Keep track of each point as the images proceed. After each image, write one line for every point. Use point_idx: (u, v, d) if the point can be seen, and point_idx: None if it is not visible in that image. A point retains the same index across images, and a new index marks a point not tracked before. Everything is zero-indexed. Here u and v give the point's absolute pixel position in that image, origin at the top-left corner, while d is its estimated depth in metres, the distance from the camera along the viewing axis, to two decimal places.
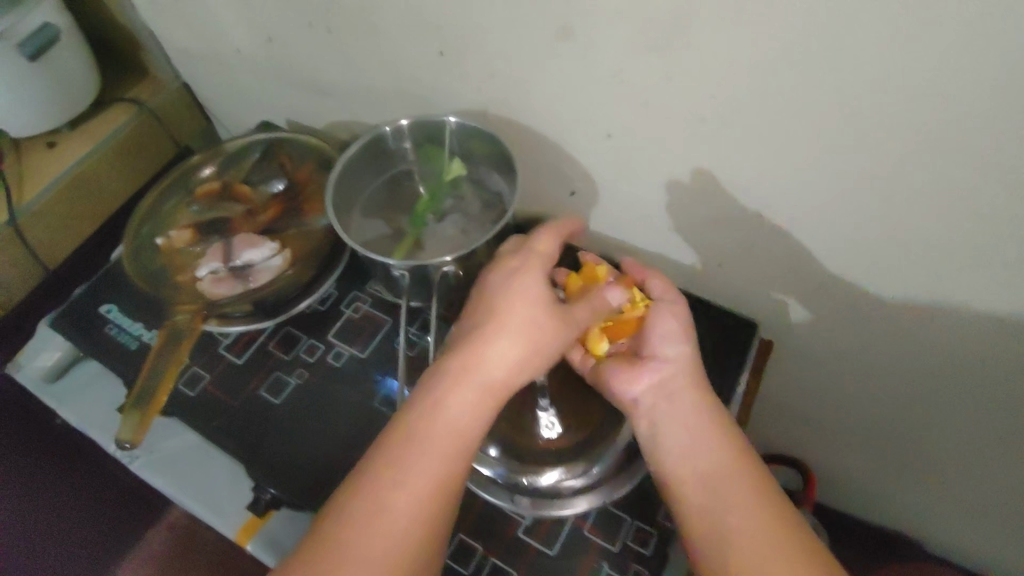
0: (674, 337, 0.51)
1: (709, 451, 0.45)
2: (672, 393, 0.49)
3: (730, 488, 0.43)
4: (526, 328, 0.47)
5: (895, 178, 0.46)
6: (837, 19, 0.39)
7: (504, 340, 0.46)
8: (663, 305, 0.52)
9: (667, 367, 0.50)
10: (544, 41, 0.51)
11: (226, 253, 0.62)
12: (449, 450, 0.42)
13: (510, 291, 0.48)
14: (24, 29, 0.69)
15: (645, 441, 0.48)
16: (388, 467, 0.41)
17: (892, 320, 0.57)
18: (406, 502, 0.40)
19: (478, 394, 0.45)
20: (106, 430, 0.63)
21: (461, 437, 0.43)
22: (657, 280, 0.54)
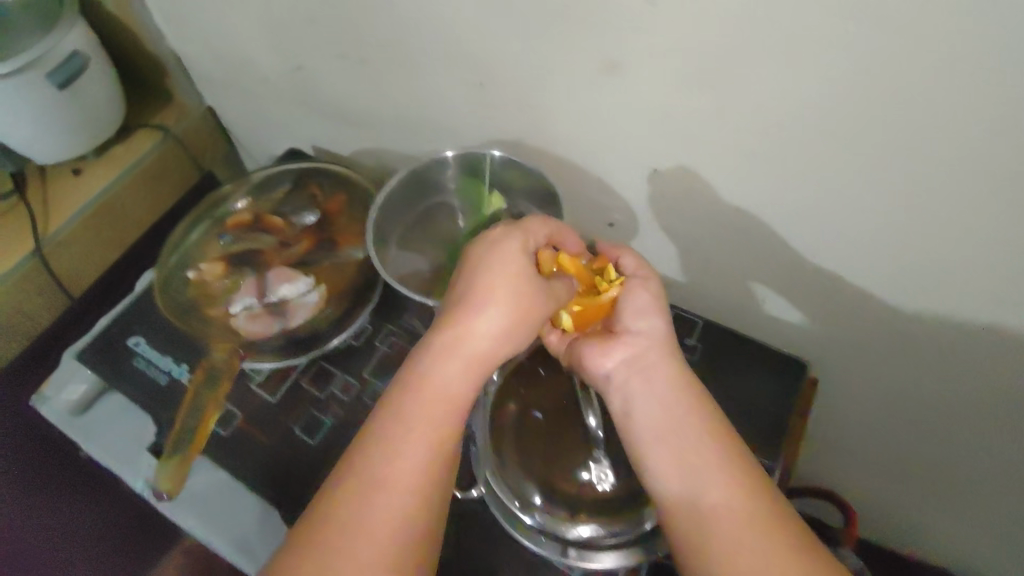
0: (647, 316, 0.50)
1: (687, 426, 0.46)
2: (648, 367, 0.49)
3: (711, 464, 0.44)
4: (507, 303, 0.46)
5: (959, 219, 0.44)
6: (912, 62, 0.37)
7: (485, 316, 0.46)
8: (635, 279, 0.50)
9: (641, 342, 0.49)
10: (592, 75, 0.50)
11: (260, 287, 0.63)
12: (438, 427, 0.43)
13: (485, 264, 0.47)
14: (54, 61, 0.68)
15: (618, 416, 0.49)
16: (379, 448, 0.42)
17: (945, 357, 0.55)
18: (399, 483, 0.41)
19: (463, 369, 0.45)
20: (131, 468, 0.61)
21: (447, 412, 0.44)
22: (630, 256, 0.52)
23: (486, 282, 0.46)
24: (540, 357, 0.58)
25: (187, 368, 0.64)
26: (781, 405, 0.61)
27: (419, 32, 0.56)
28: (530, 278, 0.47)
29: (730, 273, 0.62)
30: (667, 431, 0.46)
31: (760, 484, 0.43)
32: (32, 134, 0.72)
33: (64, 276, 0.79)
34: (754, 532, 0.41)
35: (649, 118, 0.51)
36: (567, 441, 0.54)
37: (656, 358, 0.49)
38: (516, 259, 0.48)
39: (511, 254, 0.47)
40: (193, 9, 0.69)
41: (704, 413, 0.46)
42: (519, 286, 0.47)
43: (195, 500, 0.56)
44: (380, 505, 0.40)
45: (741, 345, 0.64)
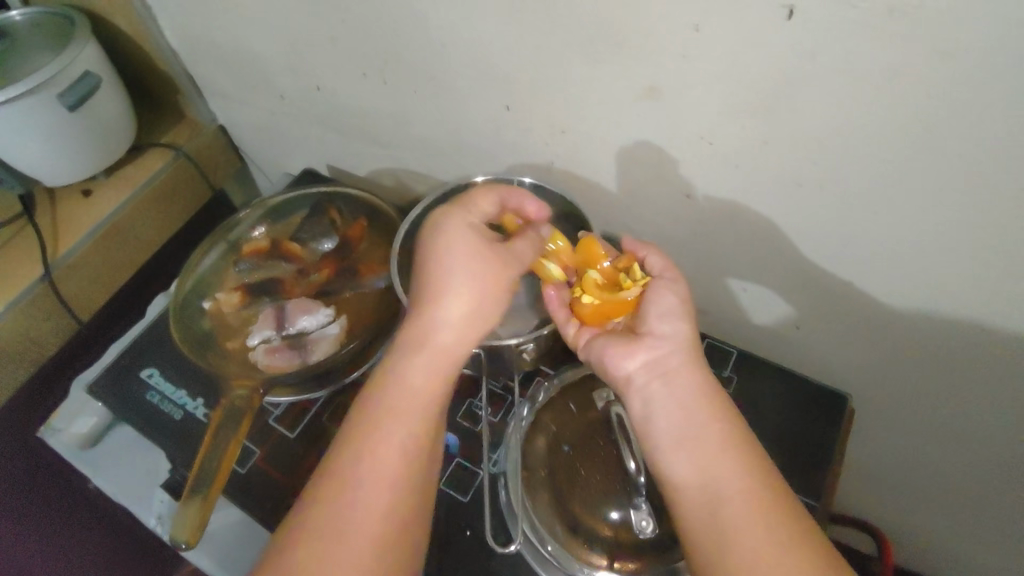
0: (673, 315, 0.48)
1: (700, 428, 0.44)
2: (670, 371, 0.46)
3: (723, 468, 0.42)
4: (470, 288, 0.47)
5: (1014, 250, 0.43)
6: (977, 90, 0.36)
7: (450, 304, 0.47)
8: (661, 281, 0.49)
9: (664, 345, 0.47)
10: (629, 100, 0.48)
11: (279, 319, 0.61)
12: (413, 419, 0.44)
13: (440, 249, 0.48)
14: (66, 80, 0.66)
15: (638, 421, 0.47)
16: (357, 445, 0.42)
17: (990, 389, 0.53)
18: (378, 476, 0.42)
19: (434, 360, 0.46)
20: (143, 505, 0.58)
21: (420, 405, 0.45)
22: (655, 255, 0.51)
23: (446, 269, 0.47)
24: (572, 393, 0.56)
25: (202, 402, 0.62)
26: (824, 436, 0.59)
27: (446, 54, 0.54)
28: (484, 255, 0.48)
29: (766, 299, 0.60)
30: (679, 433, 0.44)
31: (776, 490, 0.42)
32: (43, 155, 0.70)
33: (74, 300, 0.77)
34: (772, 542, 0.39)
35: (688, 144, 0.49)
36: (604, 480, 0.50)
37: (679, 363, 0.47)
38: (471, 241, 0.48)
39: (469, 237, 0.48)
40: (209, 28, 0.68)
41: (718, 415, 0.45)
42: (478, 269, 0.48)
43: (208, 541, 0.54)
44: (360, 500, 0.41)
45: (780, 374, 0.63)
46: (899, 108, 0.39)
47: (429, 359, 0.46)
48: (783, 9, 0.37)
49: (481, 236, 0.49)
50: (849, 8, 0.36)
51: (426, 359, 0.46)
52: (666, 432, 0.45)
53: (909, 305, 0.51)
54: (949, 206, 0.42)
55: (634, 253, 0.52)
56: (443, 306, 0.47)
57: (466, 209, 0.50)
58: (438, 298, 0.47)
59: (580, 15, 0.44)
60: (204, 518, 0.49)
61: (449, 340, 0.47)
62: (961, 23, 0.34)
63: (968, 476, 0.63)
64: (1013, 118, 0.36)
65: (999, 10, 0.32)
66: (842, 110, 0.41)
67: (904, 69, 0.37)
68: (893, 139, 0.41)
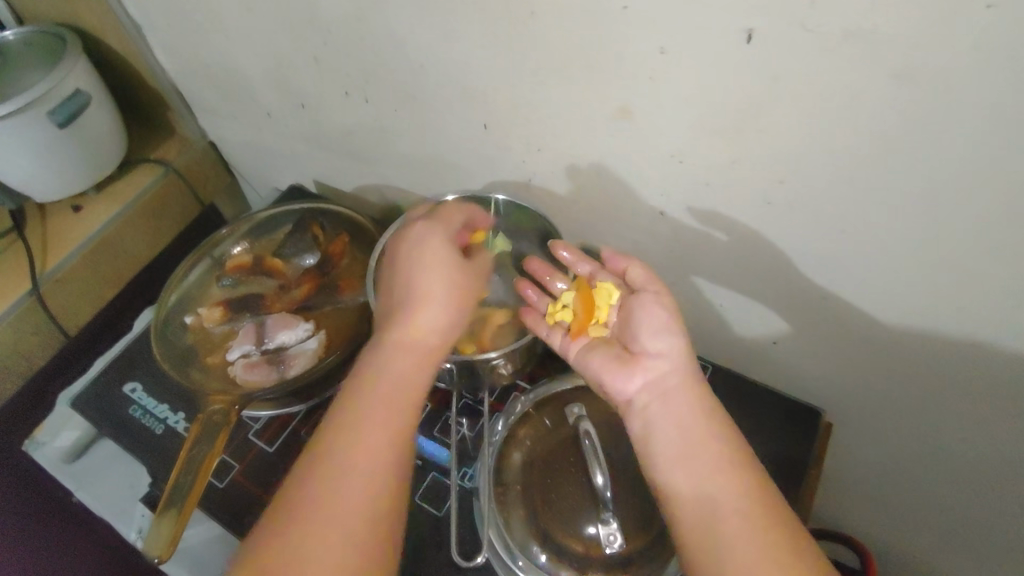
0: (664, 331, 0.50)
1: (697, 447, 0.45)
2: (667, 390, 0.48)
3: (717, 483, 0.43)
4: (444, 289, 0.51)
5: (978, 269, 0.43)
6: (930, 117, 0.37)
7: (429, 305, 0.50)
8: (648, 296, 0.51)
9: (660, 364, 0.49)
10: (601, 120, 0.49)
11: (259, 334, 0.62)
12: (393, 406, 0.45)
13: (418, 258, 0.52)
14: (55, 98, 0.67)
15: (637, 441, 0.48)
16: (341, 419, 0.44)
17: (965, 406, 0.53)
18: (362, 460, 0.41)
19: (413, 353, 0.48)
20: (123, 519, 0.59)
21: (403, 395, 0.46)
22: (637, 268, 0.52)
23: (419, 274, 0.51)
24: (547, 408, 0.56)
25: (183, 416, 0.63)
26: (797, 457, 0.60)
27: (425, 74, 0.55)
28: (455, 266, 0.53)
29: (746, 314, 0.60)
30: (676, 447, 0.45)
31: (773, 503, 0.42)
32: (33, 171, 0.71)
33: (63, 315, 0.78)
34: (771, 557, 0.39)
35: (659, 162, 0.50)
36: (576, 492, 0.51)
37: (676, 381, 0.48)
38: (443, 252, 0.53)
39: (441, 242, 0.53)
40: (196, 47, 0.69)
41: (712, 432, 0.45)
42: (446, 276, 0.52)
43: (185, 554, 0.54)
44: (345, 478, 0.41)
45: (757, 392, 0.64)
46: (857, 128, 0.40)
47: (408, 353, 0.48)
48: (743, 33, 0.38)
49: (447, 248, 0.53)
50: (809, 33, 0.36)
51: (408, 350, 0.48)
52: (665, 442, 0.46)
53: (880, 319, 0.51)
54: (912, 223, 0.43)
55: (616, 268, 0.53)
56: (421, 305, 0.50)
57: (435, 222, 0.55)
58: (417, 299, 0.50)
59: (552, 38, 0.45)
60: (178, 532, 0.49)
61: (424, 337, 0.49)
62: (913, 50, 0.35)
63: (947, 495, 0.62)
64: (975, 133, 0.36)
65: (949, 36, 0.33)
66: (803, 130, 0.41)
67: (862, 92, 0.38)
68: (854, 159, 0.41)
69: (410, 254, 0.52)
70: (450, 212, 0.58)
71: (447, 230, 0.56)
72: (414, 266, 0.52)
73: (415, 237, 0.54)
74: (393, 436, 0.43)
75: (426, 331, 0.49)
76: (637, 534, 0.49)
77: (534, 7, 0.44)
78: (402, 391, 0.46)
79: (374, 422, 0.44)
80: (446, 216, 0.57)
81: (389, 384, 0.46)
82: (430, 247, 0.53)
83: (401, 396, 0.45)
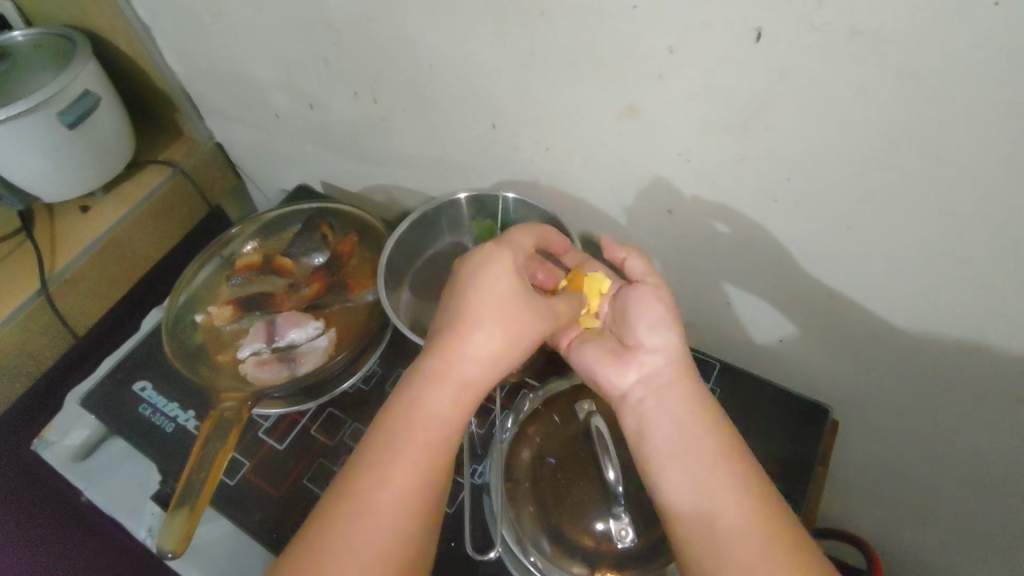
0: (662, 327, 0.50)
1: (694, 442, 0.45)
2: (664, 386, 0.48)
3: (714, 480, 0.43)
4: (501, 323, 0.47)
5: (981, 266, 0.44)
6: (937, 114, 0.37)
7: (483, 340, 0.46)
8: (646, 288, 0.51)
9: (655, 358, 0.50)
10: (609, 119, 0.50)
11: (269, 332, 0.62)
12: (427, 450, 0.43)
13: (481, 283, 0.48)
14: (65, 99, 0.67)
15: (634, 435, 0.48)
16: (373, 457, 0.42)
17: (970, 404, 0.53)
18: (389, 505, 0.41)
19: (455, 391, 0.45)
20: (133, 517, 0.59)
21: (439, 435, 0.44)
22: (636, 259, 0.53)
23: (479, 301, 0.47)
24: (556, 405, 0.57)
25: (194, 414, 0.63)
26: (803, 454, 0.60)
27: (434, 74, 0.55)
28: (523, 299, 0.48)
29: (752, 311, 0.60)
30: (674, 444, 0.46)
31: (770, 500, 0.43)
32: (42, 172, 0.71)
33: (72, 315, 0.79)
34: (767, 554, 0.39)
35: (666, 161, 0.50)
36: (587, 487, 0.51)
37: (672, 377, 0.49)
38: (508, 283, 0.48)
39: (503, 267, 0.49)
40: (205, 49, 0.69)
41: (708, 428, 0.46)
42: (508, 306, 0.47)
43: (195, 552, 0.55)
44: (372, 523, 0.40)
45: (762, 389, 0.65)
46: (864, 126, 0.40)
47: (450, 390, 0.45)
48: (752, 31, 0.39)
49: (515, 274, 0.49)
50: (816, 30, 0.37)
51: (452, 386, 0.45)
52: (661, 438, 0.46)
53: (886, 316, 0.52)
54: (919, 220, 0.44)
55: (614, 258, 0.53)
56: (472, 340, 0.46)
57: (506, 241, 0.51)
58: (468, 327, 0.46)
59: (561, 37, 0.46)
60: (191, 527, 0.49)
61: (469, 375, 0.46)
62: (919, 49, 0.35)
63: (953, 494, 0.62)
64: (979, 131, 0.37)
65: (955, 34, 0.34)
66: (810, 127, 0.42)
67: (869, 90, 0.38)
68: (860, 157, 0.42)
69: (475, 278, 0.48)
70: (526, 231, 0.53)
71: (518, 248, 0.51)
72: (476, 292, 0.48)
73: (482, 257, 0.49)
74: (423, 484, 0.42)
75: (468, 369, 0.46)
76: (647, 530, 0.49)
77: (544, 7, 0.44)
78: (440, 434, 0.44)
79: (407, 467, 0.42)
80: (518, 236, 0.52)
81: (427, 425, 0.44)
82: (492, 274, 0.48)
83: (438, 440, 0.43)
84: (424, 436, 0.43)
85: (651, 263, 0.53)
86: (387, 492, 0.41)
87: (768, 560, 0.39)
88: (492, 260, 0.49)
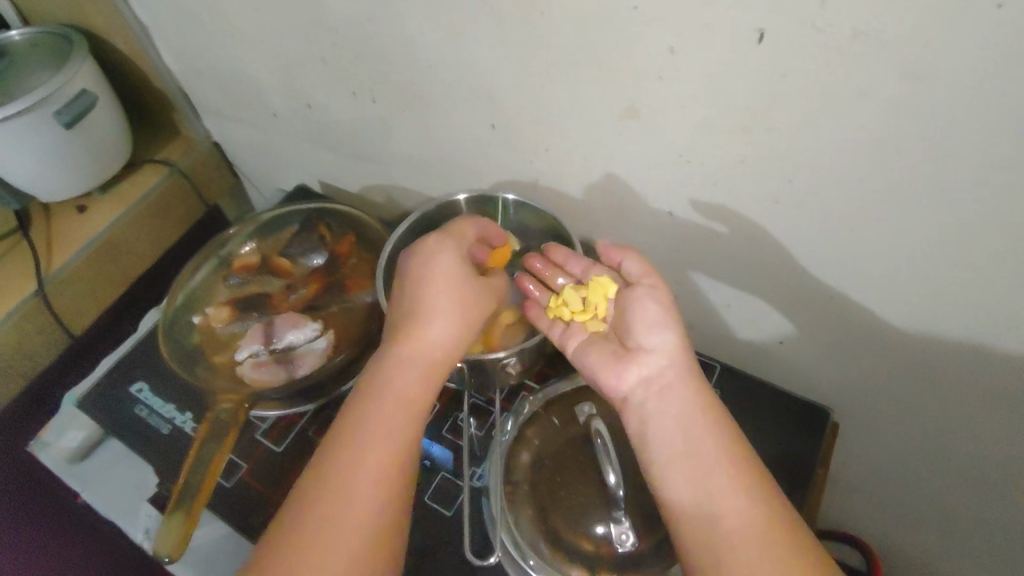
0: (661, 326, 0.49)
1: (696, 443, 0.45)
2: (665, 387, 0.48)
3: (721, 489, 0.42)
4: (451, 308, 0.50)
5: (982, 269, 0.44)
6: (941, 116, 0.37)
7: (437, 325, 0.49)
8: (643, 288, 0.51)
9: (656, 359, 0.49)
10: (609, 120, 0.49)
11: (267, 333, 0.62)
12: (395, 430, 0.45)
13: (432, 274, 0.51)
14: (61, 98, 0.67)
15: (636, 437, 0.48)
16: (342, 441, 0.44)
17: (971, 407, 0.53)
18: (364, 485, 0.42)
19: (417, 372, 0.47)
20: (129, 520, 0.58)
21: (404, 416, 0.45)
22: (632, 261, 0.52)
23: (428, 289, 0.50)
24: (555, 408, 0.56)
25: (190, 416, 0.63)
26: (803, 457, 0.60)
27: (433, 74, 0.55)
28: (467, 285, 0.52)
29: (752, 313, 0.60)
30: (675, 444, 0.45)
31: (777, 508, 0.42)
32: (39, 172, 0.71)
33: (68, 315, 0.78)
34: (770, 554, 0.39)
35: (667, 162, 0.50)
36: (587, 491, 0.51)
37: (673, 377, 0.48)
38: (456, 270, 0.52)
39: (449, 256, 0.52)
40: (203, 48, 0.69)
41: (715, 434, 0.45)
42: (456, 294, 0.51)
43: (192, 554, 0.54)
44: (348, 502, 0.41)
45: (762, 391, 0.65)
46: (866, 128, 0.40)
47: (413, 372, 0.47)
48: (754, 32, 0.38)
49: (461, 261, 0.52)
50: (818, 32, 0.37)
51: (412, 377, 0.47)
52: (661, 439, 0.46)
53: (887, 319, 0.52)
54: (921, 222, 0.43)
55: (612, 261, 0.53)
56: (426, 325, 0.49)
57: (450, 232, 0.54)
58: (421, 317, 0.49)
59: (560, 38, 0.45)
60: (189, 532, 0.48)
61: (428, 357, 0.48)
62: (921, 50, 0.35)
63: (953, 497, 0.62)
64: (981, 134, 0.37)
65: (959, 35, 0.33)
66: (812, 129, 0.42)
67: (871, 92, 0.38)
68: (863, 159, 0.42)
69: (423, 267, 0.51)
70: (468, 220, 0.55)
71: (461, 236, 0.54)
72: (425, 281, 0.50)
73: (428, 249, 0.52)
74: (394, 461, 0.43)
75: (426, 352, 0.48)
76: (648, 534, 0.49)
77: (544, 6, 0.44)
78: (407, 414, 0.46)
79: (377, 447, 0.43)
80: (463, 221, 0.55)
81: (393, 406, 0.46)
82: (441, 263, 0.51)
83: (404, 419, 0.45)
84: (391, 417, 0.45)
85: (649, 262, 0.52)
86: (359, 472, 0.42)
87: (770, 561, 0.39)
88: (438, 251, 0.52)
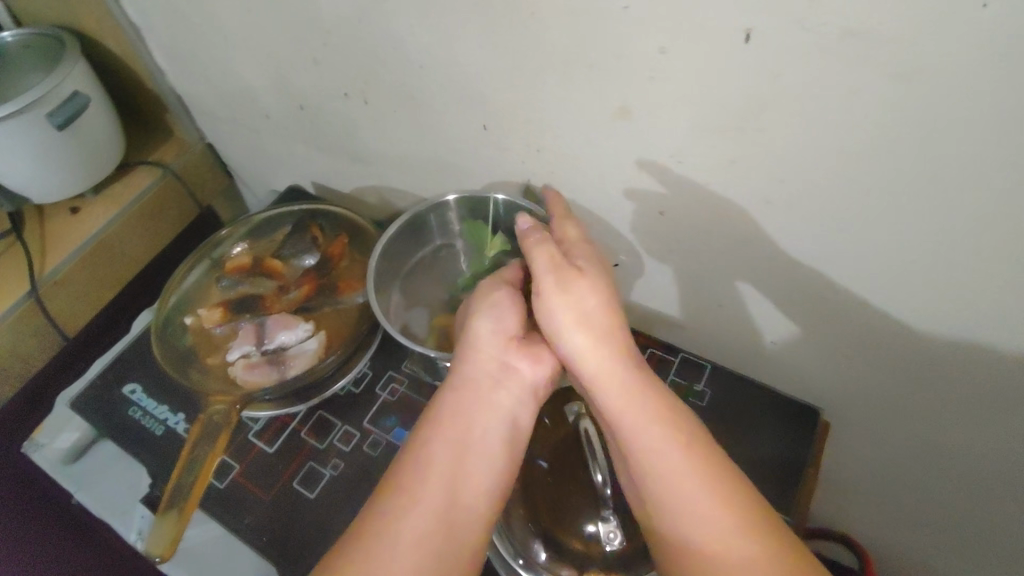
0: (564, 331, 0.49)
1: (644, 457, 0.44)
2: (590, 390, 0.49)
3: (696, 500, 0.41)
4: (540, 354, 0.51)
5: (970, 266, 0.44)
6: (927, 114, 0.37)
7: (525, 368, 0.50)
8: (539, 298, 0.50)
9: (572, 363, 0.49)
10: (600, 120, 0.50)
11: (259, 335, 0.62)
12: (478, 472, 0.45)
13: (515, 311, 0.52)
14: (54, 100, 0.67)
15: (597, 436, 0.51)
16: (420, 469, 0.44)
17: (962, 404, 0.53)
18: (435, 516, 0.42)
19: (503, 419, 0.48)
20: (122, 521, 0.59)
21: (486, 460, 0.46)
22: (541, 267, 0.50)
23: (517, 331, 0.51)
24: (545, 407, 0.56)
25: (183, 417, 0.63)
26: (793, 455, 0.60)
27: (425, 75, 0.55)
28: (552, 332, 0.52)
29: (744, 312, 0.60)
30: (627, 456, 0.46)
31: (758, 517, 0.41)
32: (33, 174, 0.71)
33: (63, 317, 0.78)
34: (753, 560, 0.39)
35: (658, 161, 0.50)
36: (576, 490, 0.51)
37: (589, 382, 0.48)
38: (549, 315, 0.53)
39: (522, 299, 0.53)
40: (195, 49, 0.69)
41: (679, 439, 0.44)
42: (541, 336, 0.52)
43: (185, 555, 0.54)
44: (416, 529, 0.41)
45: (754, 390, 0.65)
46: (853, 127, 0.40)
47: (500, 418, 0.48)
48: (741, 32, 0.39)
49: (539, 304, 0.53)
50: (805, 32, 0.37)
51: (495, 421, 0.47)
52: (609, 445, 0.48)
53: (878, 318, 0.52)
54: (909, 220, 0.43)
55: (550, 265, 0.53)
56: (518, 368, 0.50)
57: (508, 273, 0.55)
58: (514, 361, 0.50)
59: (550, 38, 0.46)
60: (179, 533, 0.49)
61: (516, 405, 0.49)
62: (906, 50, 0.35)
63: (945, 493, 0.62)
64: (968, 131, 0.37)
65: (945, 34, 0.34)
66: (800, 128, 0.42)
67: (858, 91, 0.38)
68: (850, 158, 0.42)
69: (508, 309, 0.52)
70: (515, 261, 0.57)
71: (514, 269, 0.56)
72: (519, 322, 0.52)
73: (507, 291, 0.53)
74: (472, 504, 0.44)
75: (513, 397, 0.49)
76: (637, 533, 0.49)
77: (534, 7, 0.44)
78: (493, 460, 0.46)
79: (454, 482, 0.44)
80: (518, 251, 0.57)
81: (481, 447, 0.46)
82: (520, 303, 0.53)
83: (491, 464, 0.46)
84: (475, 457, 0.46)
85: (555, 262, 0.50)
86: (433, 502, 0.43)
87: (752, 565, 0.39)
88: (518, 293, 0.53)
